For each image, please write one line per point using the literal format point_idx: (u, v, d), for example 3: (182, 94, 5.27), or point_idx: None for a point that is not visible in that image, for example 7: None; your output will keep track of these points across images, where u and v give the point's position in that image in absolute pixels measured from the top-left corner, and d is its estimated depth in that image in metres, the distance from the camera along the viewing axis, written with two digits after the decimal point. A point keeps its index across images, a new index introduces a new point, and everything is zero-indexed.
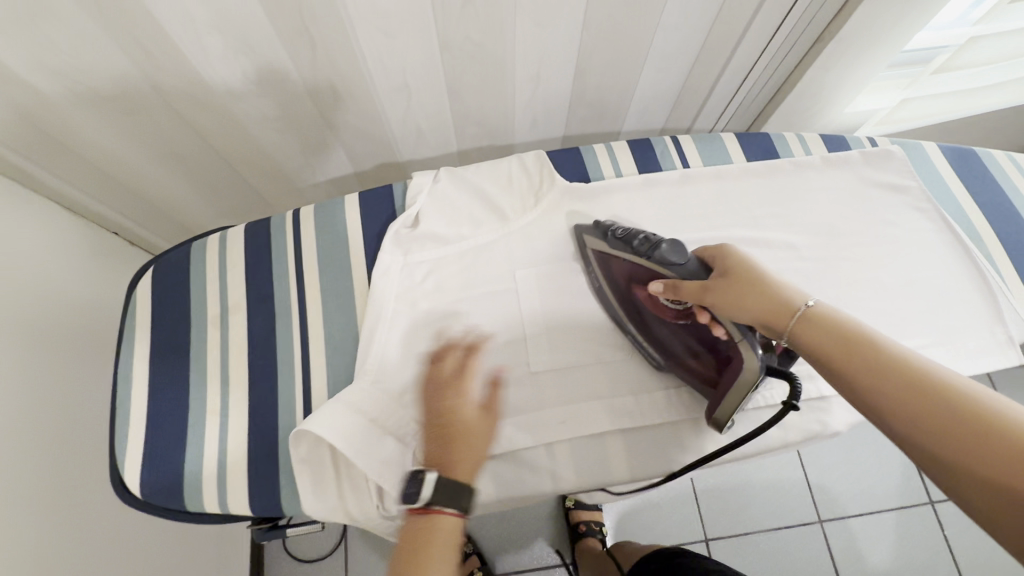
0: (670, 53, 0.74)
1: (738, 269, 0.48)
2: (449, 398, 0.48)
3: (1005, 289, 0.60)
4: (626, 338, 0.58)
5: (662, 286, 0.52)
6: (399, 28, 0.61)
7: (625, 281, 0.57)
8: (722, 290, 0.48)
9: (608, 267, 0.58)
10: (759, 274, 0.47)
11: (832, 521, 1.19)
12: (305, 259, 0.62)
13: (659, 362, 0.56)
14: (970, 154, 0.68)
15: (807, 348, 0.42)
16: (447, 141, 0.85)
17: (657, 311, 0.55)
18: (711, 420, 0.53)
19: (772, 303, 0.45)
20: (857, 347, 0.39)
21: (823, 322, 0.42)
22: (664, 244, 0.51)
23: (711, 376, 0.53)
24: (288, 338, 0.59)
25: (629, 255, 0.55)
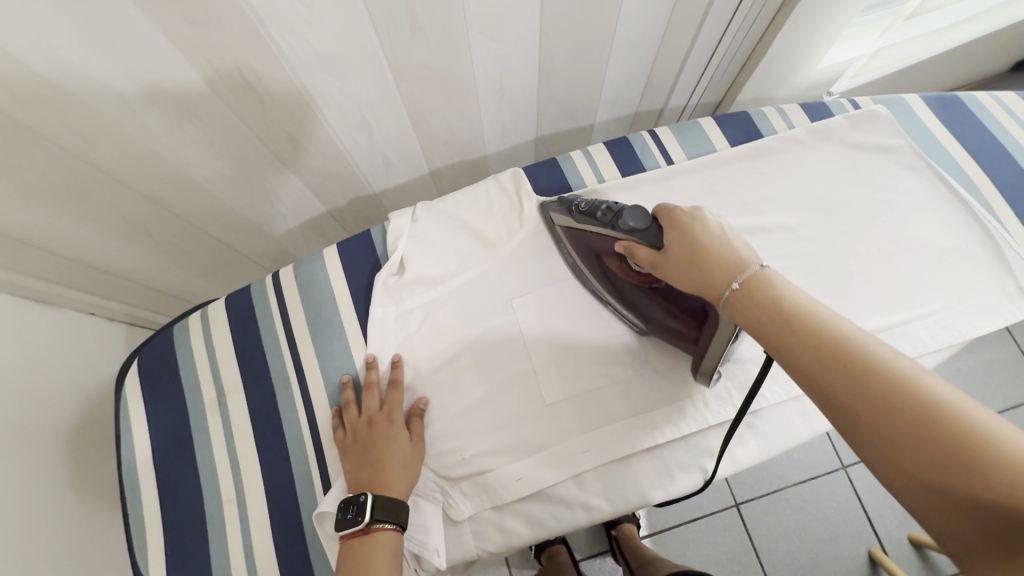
0: (634, 40, 0.70)
1: (678, 242, 0.48)
2: (379, 429, 0.53)
3: (1009, 238, 0.59)
4: (608, 310, 0.59)
5: (624, 249, 0.52)
6: (347, 67, 0.57)
7: (596, 252, 0.57)
8: (669, 264, 0.48)
9: (577, 241, 0.58)
10: (698, 247, 0.46)
11: (856, 466, 1.27)
12: (294, 324, 0.59)
13: (640, 328, 0.57)
14: (954, 101, 0.66)
15: (743, 324, 0.42)
16: (418, 164, 0.82)
17: (629, 276, 0.55)
18: (699, 376, 0.53)
19: (709, 279, 0.45)
20: (787, 325, 0.39)
21: (756, 296, 0.41)
22: (626, 211, 0.52)
23: (692, 334, 0.53)
24: (292, 410, 0.57)
25: (595, 227, 0.55)
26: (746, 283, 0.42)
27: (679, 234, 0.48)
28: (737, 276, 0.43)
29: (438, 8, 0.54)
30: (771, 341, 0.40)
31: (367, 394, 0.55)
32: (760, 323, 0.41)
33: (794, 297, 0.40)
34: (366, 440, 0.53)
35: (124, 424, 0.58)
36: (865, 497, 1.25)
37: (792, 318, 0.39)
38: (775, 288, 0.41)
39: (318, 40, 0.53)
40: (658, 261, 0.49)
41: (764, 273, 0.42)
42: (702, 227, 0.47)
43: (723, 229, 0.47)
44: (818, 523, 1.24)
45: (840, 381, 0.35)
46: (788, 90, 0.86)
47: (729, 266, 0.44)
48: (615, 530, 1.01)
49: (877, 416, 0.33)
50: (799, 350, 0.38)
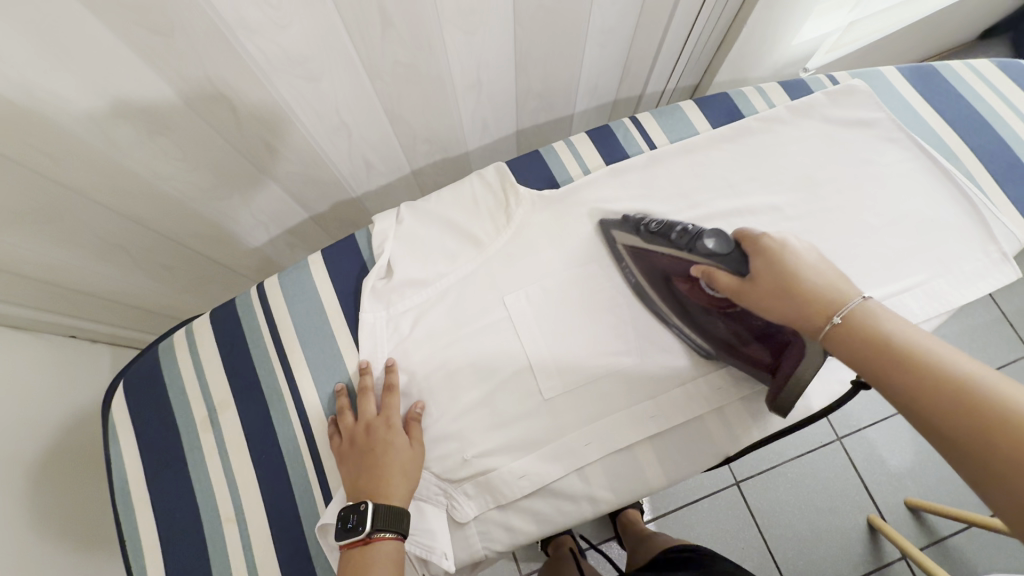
0: (610, 27, 0.70)
1: (766, 269, 0.47)
2: (376, 435, 0.52)
3: (990, 205, 0.59)
4: (671, 331, 0.58)
5: (701, 273, 0.51)
6: (321, 69, 0.56)
7: (665, 274, 0.55)
8: (756, 293, 0.47)
9: (644, 261, 0.57)
10: (791, 279, 0.45)
11: (850, 436, 1.30)
12: (283, 336, 0.58)
13: (708, 352, 0.56)
14: (928, 71, 0.66)
15: (848, 360, 0.42)
16: (399, 165, 0.80)
17: (701, 300, 0.54)
18: (774, 404, 0.53)
19: (804, 311, 0.44)
20: (896, 364, 0.39)
21: (862, 333, 0.41)
22: (707, 235, 0.50)
23: (767, 361, 0.53)
24: (287, 423, 0.56)
25: (666, 248, 0.54)
26: (848, 319, 0.42)
27: (768, 264, 0.47)
28: (837, 311, 0.43)
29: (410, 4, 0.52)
30: (886, 382, 0.39)
31: (363, 401, 0.54)
32: (870, 363, 0.40)
33: (905, 335, 0.39)
34: (363, 447, 0.52)
35: (114, 452, 0.56)
36: (860, 466, 1.28)
37: (907, 359, 0.38)
38: (885, 326, 0.40)
39: (289, 43, 0.51)
40: (742, 290, 0.48)
41: (869, 308, 0.42)
42: (794, 256, 0.46)
43: (818, 261, 0.46)
44: (817, 496, 1.26)
45: (960, 428, 0.34)
46: (765, 68, 0.86)
47: (826, 299, 0.43)
48: (618, 515, 1.02)
49: (994, 461, 0.32)
50: (916, 392, 0.37)
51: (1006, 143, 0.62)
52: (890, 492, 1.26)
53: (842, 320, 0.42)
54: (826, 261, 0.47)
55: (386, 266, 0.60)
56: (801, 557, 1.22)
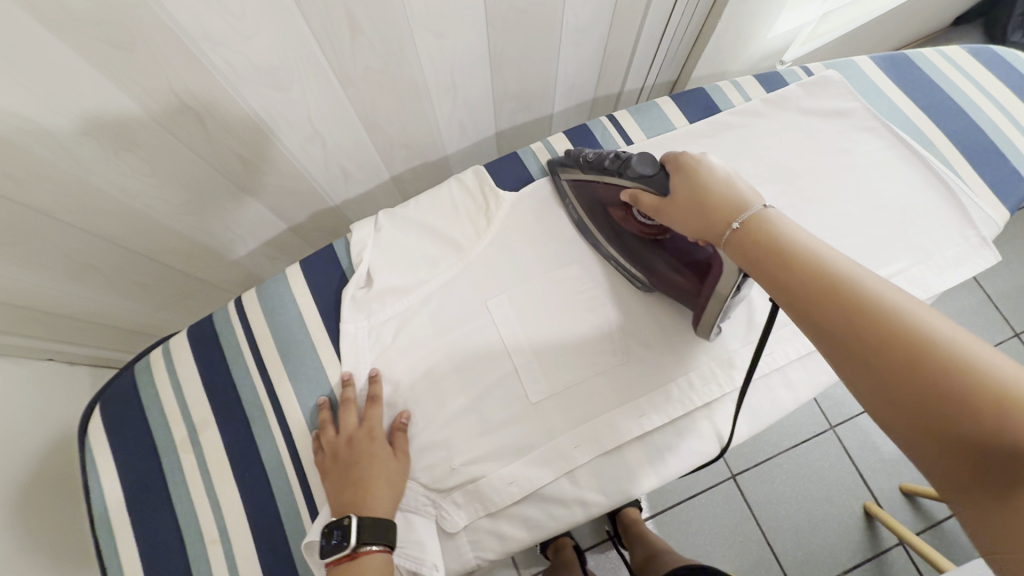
0: (585, 26, 0.70)
1: (683, 185, 0.48)
2: (359, 446, 0.51)
3: (968, 190, 0.60)
4: (609, 265, 0.60)
5: (628, 196, 0.53)
6: (291, 78, 0.55)
7: (602, 204, 0.58)
8: (673, 207, 0.49)
9: (584, 195, 0.59)
10: (701, 192, 0.46)
11: (843, 424, 1.31)
12: (263, 350, 0.57)
13: (644, 284, 0.58)
14: (902, 59, 0.66)
15: (744, 263, 0.43)
16: (378, 171, 0.80)
17: (635, 227, 0.56)
18: (701, 328, 0.54)
19: (709, 220, 0.45)
20: (784, 258, 0.39)
21: (756, 236, 0.42)
22: (635, 158, 0.52)
23: (693, 288, 0.54)
24: (270, 440, 0.55)
25: (602, 176, 0.56)
26: (746, 224, 0.43)
27: (685, 179, 0.48)
28: (738, 216, 0.43)
29: (378, 9, 0.52)
30: (771, 280, 0.40)
31: (344, 412, 0.53)
32: (760, 262, 0.41)
33: (797, 236, 0.40)
34: (346, 460, 0.51)
35: (91, 477, 0.54)
36: (854, 453, 1.29)
37: (794, 255, 0.39)
38: (777, 228, 0.41)
39: (255, 53, 0.50)
40: (661, 206, 0.50)
41: (768, 215, 0.42)
42: (706, 171, 0.48)
43: (725, 174, 0.47)
44: (813, 485, 1.27)
45: (834, 316, 0.35)
46: (741, 62, 0.86)
47: (730, 207, 0.44)
48: (616, 515, 1.02)
49: (868, 348, 0.33)
50: (799, 286, 0.38)
51: (980, 129, 0.62)
52: (884, 478, 1.28)
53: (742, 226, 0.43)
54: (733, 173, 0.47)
55: (365, 274, 0.59)
56: (800, 547, 1.22)
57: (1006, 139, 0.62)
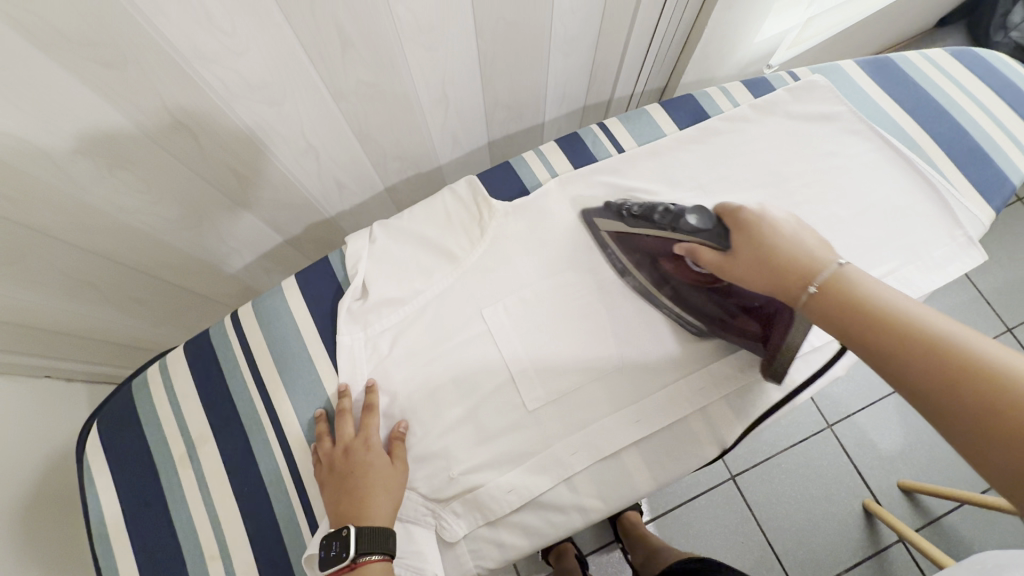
0: (574, 35, 0.70)
1: (746, 245, 0.51)
2: (357, 456, 0.51)
3: (954, 190, 0.61)
4: (662, 314, 0.59)
5: (685, 250, 0.55)
6: (283, 93, 0.55)
7: (652, 255, 0.58)
8: (739, 265, 0.51)
9: (632, 247, 0.59)
10: (768, 252, 0.49)
11: (840, 423, 1.32)
12: (260, 364, 0.57)
13: (699, 329, 0.57)
14: (886, 62, 0.67)
15: (830, 328, 0.45)
16: (372, 183, 0.80)
17: (689, 277, 0.57)
18: (769, 373, 0.55)
19: (782, 281, 0.48)
20: (871, 328, 0.41)
21: (837, 299, 0.44)
22: (689, 214, 0.53)
23: (756, 332, 0.55)
24: (268, 453, 0.55)
25: (653, 230, 0.56)
26: (822, 287, 0.45)
27: (747, 237, 0.51)
28: (811, 280, 0.46)
29: (369, 24, 0.52)
30: (862, 346, 0.42)
31: (342, 422, 0.53)
32: (846, 327, 0.43)
33: (879, 299, 0.42)
34: (344, 470, 0.51)
35: (89, 496, 0.54)
36: (851, 452, 1.30)
37: (880, 320, 0.41)
38: (858, 289, 0.43)
39: (246, 69, 0.50)
40: (725, 263, 0.52)
41: (843, 276, 0.44)
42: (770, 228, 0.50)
43: (796, 232, 0.50)
44: (812, 484, 1.28)
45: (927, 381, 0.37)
46: (728, 66, 0.87)
47: (801, 268, 0.47)
48: (618, 519, 1.02)
49: (969, 413, 0.34)
50: (889, 352, 0.40)
51: (964, 129, 0.63)
52: (883, 476, 1.29)
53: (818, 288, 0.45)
54: (804, 230, 0.50)
55: (360, 286, 0.59)
56: (801, 547, 1.23)
57: (989, 138, 0.63)
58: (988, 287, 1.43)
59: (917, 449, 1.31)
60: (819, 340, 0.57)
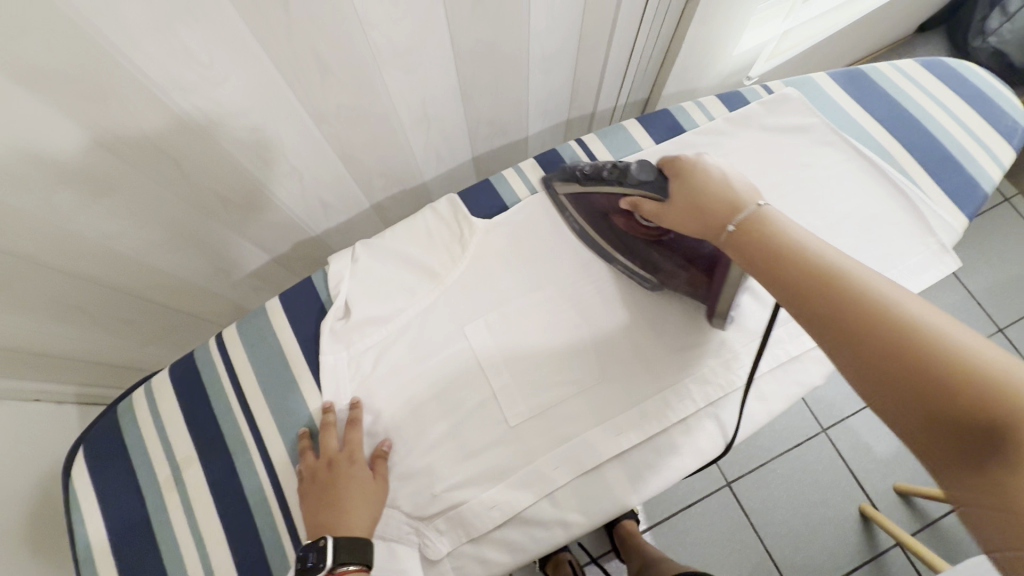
0: (552, 54, 0.72)
1: (681, 190, 0.52)
2: (339, 470, 0.52)
3: (926, 199, 0.61)
4: (619, 272, 0.62)
5: (630, 205, 0.56)
6: (262, 118, 0.56)
7: (603, 213, 0.61)
8: (674, 212, 0.53)
9: (585, 207, 0.62)
10: (698, 196, 0.51)
11: (834, 427, 1.34)
12: (245, 386, 0.58)
13: (651, 284, 0.60)
14: (858, 74, 0.68)
15: (743, 259, 0.47)
16: (358, 201, 0.81)
17: (637, 232, 0.59)
18: (716, 318, 0.57)
19: (709, 221, 0.50)
20: (779, 257, 0.43)
21: (751, 234, 0.46)
22: (633, 167, 0.56)
23: (703, 281, 0.57)
24: (254, 475, 0.55)
25: (602, 188, 0.58)
26: (742, 224, 0.47)
27: (682, 184, 0.52)
28: (733, 218, 0.48)
29: (346, 50, 0.53)
30: (766, 273, 0.44)
31: (325, 436, 0.54)
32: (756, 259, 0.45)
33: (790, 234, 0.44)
34: (325, 483, 0.52)
35: (75, 521, 0.54)
36: (847, 456, 1.32)
37: (787, 249, 0.43)
38: (772, 225, 0.46)
39: (225, 97, 0.52)
40: (662, 212, 0.54)
41: (762, 215, 0.46)
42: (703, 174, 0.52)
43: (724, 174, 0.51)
44: (808, 489, 1.29)
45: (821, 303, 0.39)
46: (707, 79, 0.89)
47: (727, 207, 0.49)
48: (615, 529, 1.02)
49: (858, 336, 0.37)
50: (789, 278, 0.42)
51: (935, 138, 0.64)
52: (878, 479, 1.30)
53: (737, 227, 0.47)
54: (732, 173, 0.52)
55: (343, 304, 0.59)
56: (799, 552, 1.24)
57: (961, 147, 0.63)
58: (979, 288, 1.44)
59: (912, 452, 1.32)
60: (798, 350, 0.57)
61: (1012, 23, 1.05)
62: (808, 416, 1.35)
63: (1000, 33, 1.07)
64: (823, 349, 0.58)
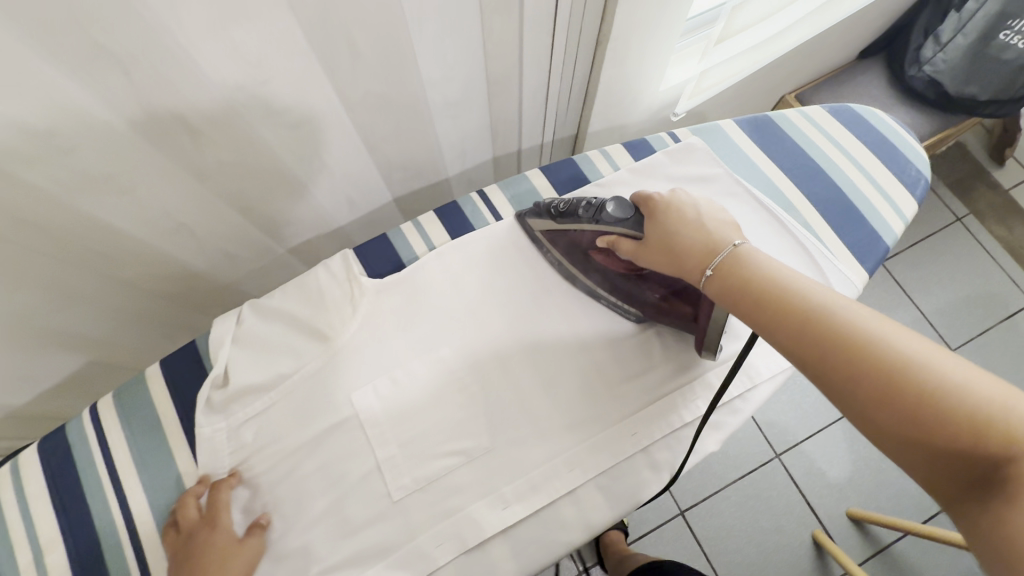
0: (456, 100, 0.70)
1: (656, 231, 0.52)
2: (201, 541, 0.50)
3: (828, 252, 0.60)
4: (602, 305, 0.60)
5: (608, 243, 0.56)
6: (131, 181, 0.54)
7: (582, 248, 0.58)
8: (651, 253, 0.53)
9: (563, 244, 0.59)
10: (673, 239, 0.51)
11: (787, 452, 1.32)
12: (117, 461, 0.55)
13: (638, 317, 0.59)
14: (766, 121, 0.67)
15: (725, 299, 0.47)
16: (268, 247, 0.79)
17: (617, 267, 0.57)
18: (705, 349, 0.55)
19: (687, 264, 0.50)
20: (759, 296, 0.44)
21: (727, 275, 0.47)
22: (609, 205, 0.54)
23: (689, 312, 0.56)
24: (122, 557, 0.53)
25: (577, 225, 0.57)
26: (722, 269, 0.47)
27: (658, 226, 0.52)
28: (713, 262, 0.48)
29: (210, 112, 0.51)
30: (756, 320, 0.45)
31: (182, 513, 0.52)
32: (743, 303, 0.45)
33: (764, 270, 0.46)
34: (187, 553, 0.50)
35: None
36: (801, 482, 1.30)
37: (771, 292, 0.44)
38: (755, 267, 0.46)
39: (81, 166, 0.49)
40: (639, 253, 0.53)
41: (734, 256, 0.47)
42: (679, 209, 0.52)
43: (700, 214, 0.51)
44: (761, 516, 1.27)
45: (813, 351, 0.40)
46: (632, 115, 0.87)
47: (703, 251, 0.49)
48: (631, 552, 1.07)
49: (847, 372, 0.38)
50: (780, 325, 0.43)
51: (840, 189, 0.63)
52: (832, 505, 1.28)
53: (714, 271, 0.48)
54: (707, 214, 0.52)
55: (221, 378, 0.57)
56: None
57: (866, 200, 0.62)
58: (930, 309, 1.44)
59: (864, 477, 1.30)
60: (693, 415, 0.56)
61: (945, 52, 1.05)
62: (761, 441, 1.33)
63: (934, 62, 1.07)
64: (717, 415, 0.57)
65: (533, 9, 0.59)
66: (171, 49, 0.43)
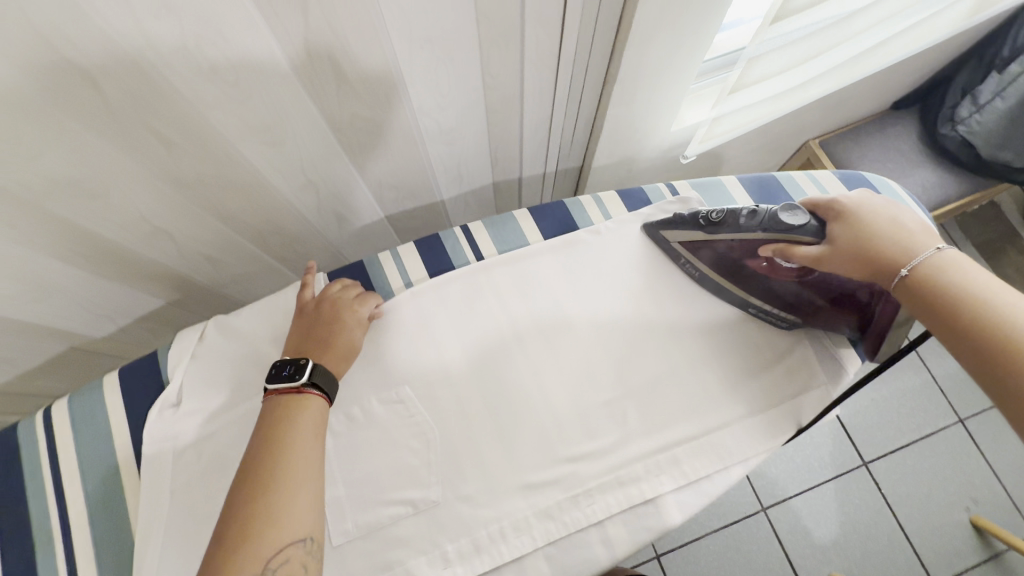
0: (453, 127, 0.68)
1: (847, 234, 0.49)
2: (345, 313, 0.56)
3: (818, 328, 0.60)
4: (751, 313, 0.59)
5: (773, 251, 0.52)
6: (104, 187, 0.53)
7: (736, 261, 0.56)
8: (836, 255, 0.49)
9: (707, 256, 0.58)
10: (870, 240, 0.48)
11: (773, 505, 1.27)
12: (63, 469, 0.55)
13: (790, 323, 0.58)
14: (771, 181, 0.66)
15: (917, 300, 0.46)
16: (253, 255, 0.78)
17: (782, 276, 0.54)
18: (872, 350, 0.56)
19: (879, 265, 0.47)
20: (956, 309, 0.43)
21: (928, 283, 0.45)
22: (780, 211, 0.51)
23: (853, 316, 0.55)
24: (55, 569, 0.52)
25: (737, 234, 0.54)
26: (925, 272, 0.45)
27: (848, 228, 0.49)
28: (907, 263, 0.46)
29: (185, 124, 0.50)
30: (948, 326, 0.44)
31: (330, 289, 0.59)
32: (942, 310, 0.44)
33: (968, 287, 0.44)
34: (326, 317, 0.56)
35: None
36: (784, 539, 1.24)
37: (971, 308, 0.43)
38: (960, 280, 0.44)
39: (50, 169, 0.48)
40: (823, 256, 0.49)
41: (938, 265, 0.45)
42: (872, 217, 0.49)
43: (895, 217, 0.49)
44: (740, 570, 1.22)
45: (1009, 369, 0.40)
46: (640, 156, 0.84)
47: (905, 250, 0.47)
48: None
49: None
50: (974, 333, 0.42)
51: None
52: (816, 567, 1.22)
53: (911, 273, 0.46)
54: (903, 217, 0.49)
55: (307, 262, 0.61)
56: None
57: None
58: (941, 373, 1.37)
59: (852, 542, 1.24)
60: (655, 491, 0.53)
61: (982, 114, 1.00)
62: (748, 491, 1.28)
63: (969, 123, 1.01)
64: (683, 493, 0.53)
65: (533, 45, 0.57)
66: (138, 66, 0.42)
